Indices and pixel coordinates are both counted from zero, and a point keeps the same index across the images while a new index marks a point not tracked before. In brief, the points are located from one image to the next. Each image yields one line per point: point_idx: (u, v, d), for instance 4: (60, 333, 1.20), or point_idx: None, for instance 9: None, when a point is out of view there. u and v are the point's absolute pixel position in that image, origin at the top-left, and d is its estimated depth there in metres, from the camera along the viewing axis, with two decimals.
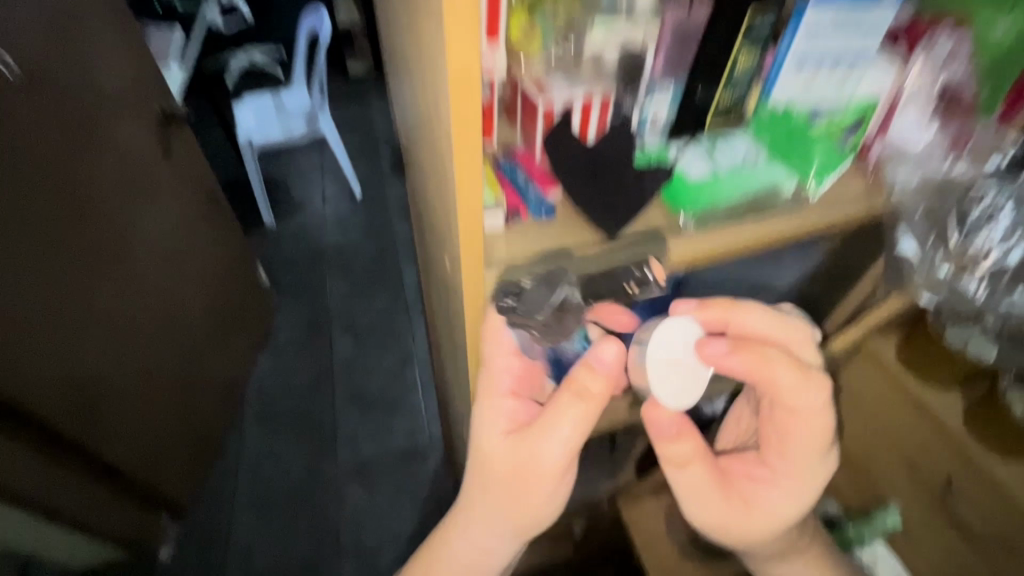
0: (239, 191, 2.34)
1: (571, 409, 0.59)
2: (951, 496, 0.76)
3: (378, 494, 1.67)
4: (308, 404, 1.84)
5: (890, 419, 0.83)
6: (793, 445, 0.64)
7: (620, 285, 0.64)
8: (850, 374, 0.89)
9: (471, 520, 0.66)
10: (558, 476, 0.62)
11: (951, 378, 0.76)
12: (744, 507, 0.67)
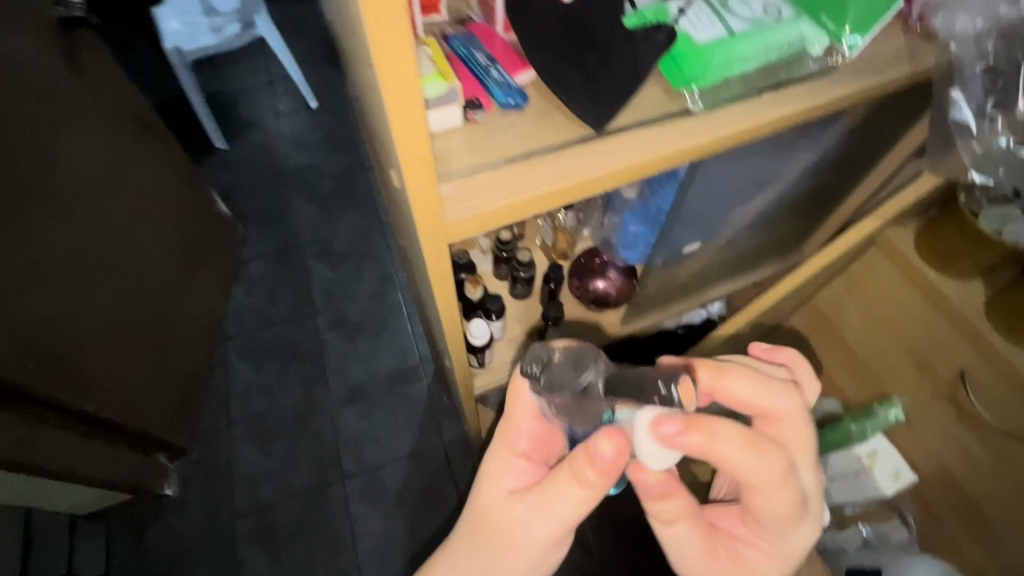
0: (177, 106, 2.04)
1: (568, 492, 0.53)
2: (962, 388, 0.72)
3: (375, 416, 1.61)
4: (289, 341, 1.71)
5: (901, 315, 0.78)
6: (782, 524, 0.53)
7: (641, 395, 0.51)
8: (862, 270, 0.82)
9: (446, 570, 0.61)
10: (541, 552, 0.57)
11: (971, 266, 0.70)
12: (728, 569, 0.57)
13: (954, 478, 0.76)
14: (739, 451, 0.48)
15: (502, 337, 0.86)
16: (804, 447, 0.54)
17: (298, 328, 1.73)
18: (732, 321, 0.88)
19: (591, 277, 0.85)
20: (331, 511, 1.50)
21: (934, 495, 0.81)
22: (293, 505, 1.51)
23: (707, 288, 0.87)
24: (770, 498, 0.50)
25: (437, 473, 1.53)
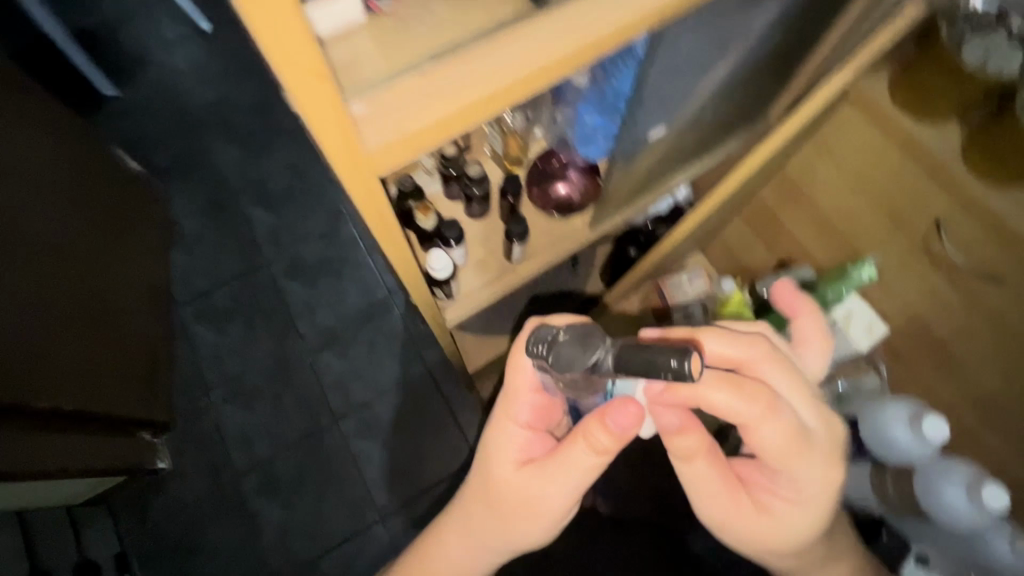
0: (41, 49, 1.72)
1: (577, 460, 0.60)
2: (936, 236, 0.70)
3: (354, 355, 1.57)
4: (247, 298, 1.61)
5: (872, 170, 0.75)
6: (795, 458, 0.55)
7: (650, 374, 0.46)
8: (836, 126, 0.77)
9: (468, 524, 0.71)
10: (556, 511, 0.65)
11: (949, 106, 0.64)
12: (755, 513, 0.60)
13: (927, 324, 0.78)
14: (724, 397, 0.52)
15: (465, 263, 0.79)
16: (796, 386, 0.57)
17: (252, 282, 1.62)
18: (702, 204, 0.84)
19: (551, 184, 0.78)
20: (331, 452, 1.49)
21: (905, 350, 0.83)
22: (292, 454, 1.50)
23: (674, 172, 0.83)
24: (766, 434, 0.53)
25: (429, 399, 1.53)
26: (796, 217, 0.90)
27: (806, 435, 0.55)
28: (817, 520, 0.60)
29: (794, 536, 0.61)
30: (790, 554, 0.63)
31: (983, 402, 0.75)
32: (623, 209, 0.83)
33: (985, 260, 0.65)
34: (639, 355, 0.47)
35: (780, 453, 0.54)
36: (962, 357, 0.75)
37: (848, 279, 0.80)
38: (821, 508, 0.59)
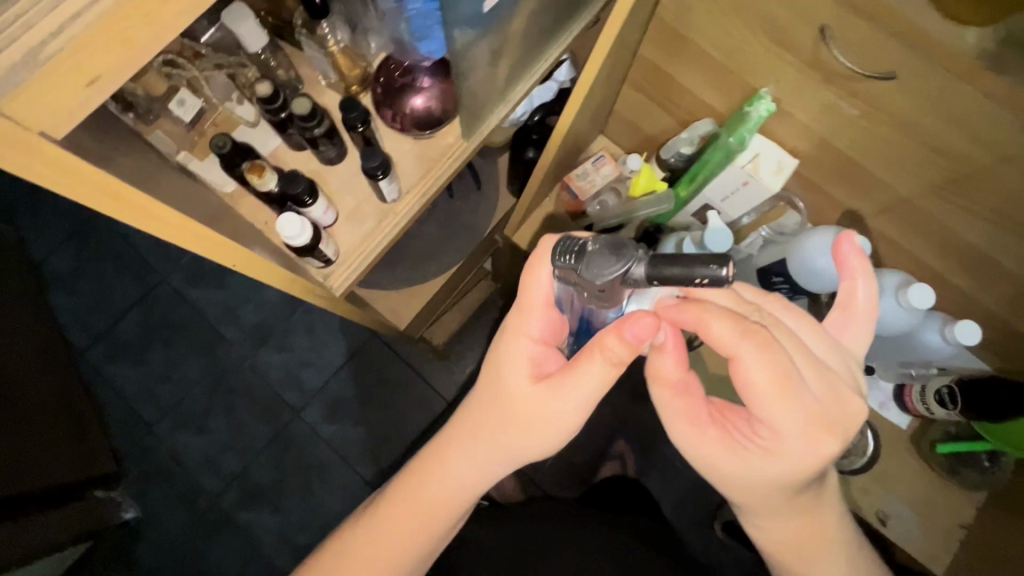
0: None
1: (594, 371, 0.55)
2: (824, 47, 0.61)
3: (293, 345, 1.44)
4: (153, 320, 1.44)
5: None
6: (781, 405, 0.52)
7: (688, 278, 0.45)
8: None
9: (472, 438, 0.64)
10: (567, 427, 0.60)
11: None
12: (726, 451, 0.56)
13: (838, 146, 0.73)
14: (723, 329, 0.51)
15: (333, 221, 0.67)
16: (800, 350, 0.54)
17: (154, 302, 1.45)
18: (581, 79, 0.74)
19: (404, 98, 0.67)
20: (300, 446, 1.40)
21: (826, 177, 0.79)
22: (260, 461, 1.40)
23: (532, 51, 0.69)
24: (752, 372, 0.51)
25: (389, 365, 1.44)
26: (684, 69, 0.81)
27: (797, 387, 0.52)
28: (786, 478, 0.56)
29: (759, 486, 0.57)
30: (750, 501, 0.60)
31: (909, 206, 0.72)
32: (484, 117, 0.70)
33: (878, 58, 0.58)
34: (675, 263, 0.46)
35: (762, 396, 0.52)
36: (880, 168, 0.71)
37: (749, 120, 0.75)
38: (795, 466, 0.55)
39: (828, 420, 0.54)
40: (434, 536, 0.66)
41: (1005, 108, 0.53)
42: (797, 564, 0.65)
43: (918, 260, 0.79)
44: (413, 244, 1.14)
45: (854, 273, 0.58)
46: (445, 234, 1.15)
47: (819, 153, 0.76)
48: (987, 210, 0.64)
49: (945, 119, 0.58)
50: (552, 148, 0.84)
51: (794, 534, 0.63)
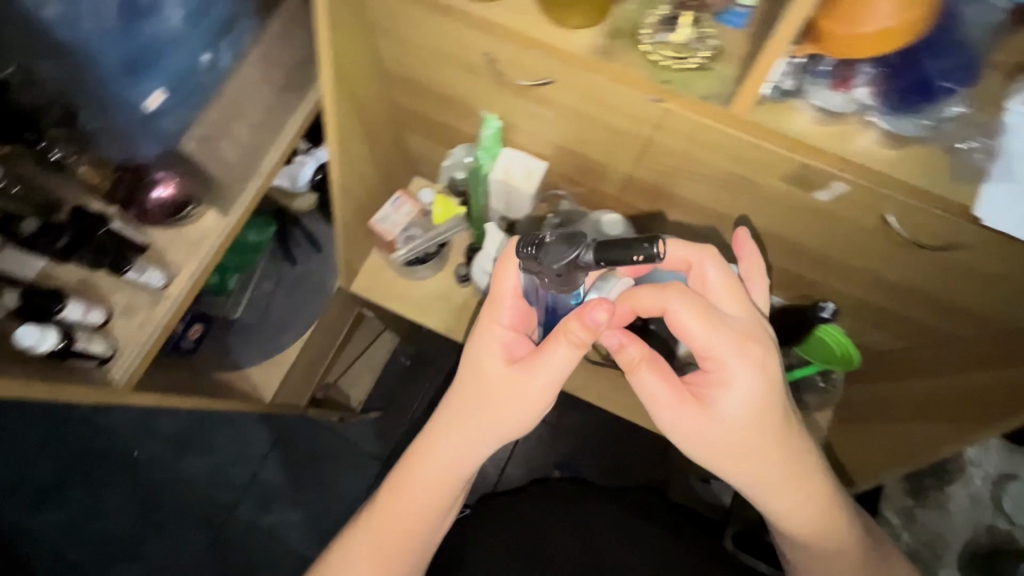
0: None
1: (556, 353, 0.60)
2: (499, 71, 0.71)
3: (213, 445, 1.43)
4: (65, 458, 1.40)
5: (418, 37, 0.72)
6: (712, 337, 0.60)
7: (628, 257, 0.50)
8: (374, 21, 0.73)
9: (456, 425, 0.67)
10: (538, 407, 0.64)
11: None
12: (700, 404, 0.62)
13: (571, 149, 0.82)
14: (647, 295, 0.60)
15: (109, 317, 0.71)
16: (727, 287, 0.63)
17: (62, 441, 1.41)
18: (330, 145, 0.80)
19: (144, 194, 0.71)
20: (239, 545, 1.37)
21: (583, 176, 0.88)
22: (203, 572, 1.36)
23: (266, 125, 0.76)
24: (684, 318, 0.59)
25: (313, 439, 1.45)
26: (434, 111, 0.89)
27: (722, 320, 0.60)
28: (754, 413, 0.61)
29: (743, 430, 0.62)
30: (745, 461, 0.63)
31: (646, 185, 0.81)
32: (234, 192, 0.76)
33: (535, 68, 0.68)
34: (615, 245, 0.51)
35: (702, 337, 0.60)
36: (610, 161, 0.80)
37: (484, 140, 0.82)
38: (761, 395, 0.61)
39: (767, 345, 0.61)
40: (425, 528, 0.69)
41: (627, 87, 0.63)
42: (812, 518, 0.67)
43: (680, 224, 0.87)
44: (279, 318, 1.18)
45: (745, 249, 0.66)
46: (305, 301, 1.20)
47: (566, 158, 0.85)
48: (682, 170, 0.73)
49: (604, 105, 0.68)
50: (342, 205, 0.91)
51: (799, 491, 0.65)
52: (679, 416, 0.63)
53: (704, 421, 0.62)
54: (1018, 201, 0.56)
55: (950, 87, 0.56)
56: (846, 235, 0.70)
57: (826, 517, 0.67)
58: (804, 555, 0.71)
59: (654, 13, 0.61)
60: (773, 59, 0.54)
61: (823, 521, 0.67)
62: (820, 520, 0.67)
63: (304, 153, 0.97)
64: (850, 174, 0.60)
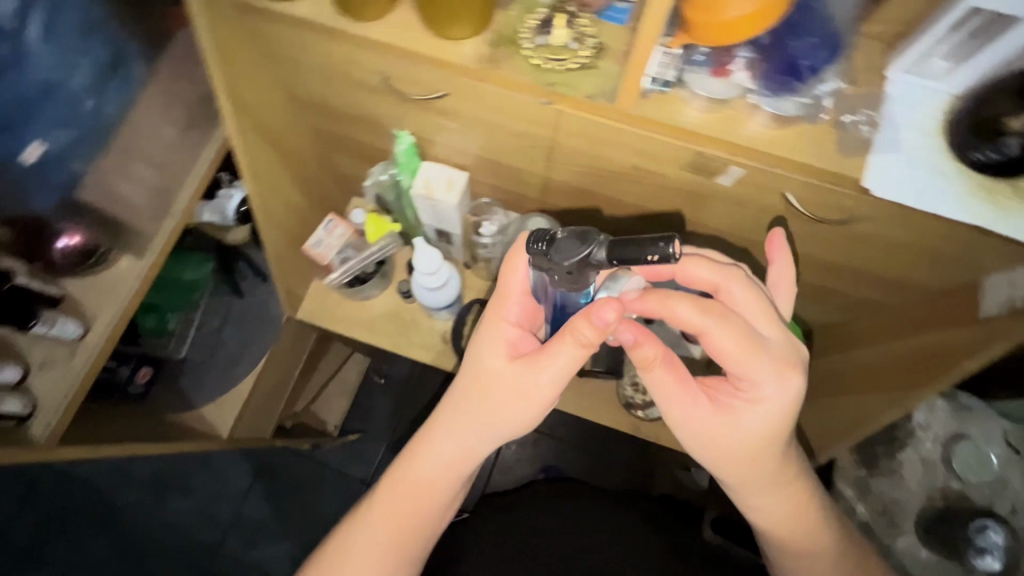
0: None
1: (563, 351, 0.58)
2: (397, 88, 0.71)
3: None
4: None
5: (315, 61, 0.72)
6: (750, 363, 0.57)
7: (641, 256, 0.46)
8: (268, 49, 0.74)
9: (458, 415, 0.66)
10: (538, 405, 0.63)
11: None
12: (715, 417, 0.60)
13: (488, 157, 0.82)
14: (686, 310, 0.55)
15: (25, 373, 0.70)
16: (763, 312, 0.59)
17: None
18: (246, 178, 0.80)
19: (48, 246, 0.70)
20: None
21: (507, 182, 0.88)
22: None
23: (173, 165, 0.76)
24: (721, 341, 0.56)
25: (293, 469, 1.42)
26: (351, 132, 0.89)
27: (760, 344, 0.57)
28: (767, 431, 0.60)
29: (751, 444, 0.61)
30: (743, 469, 0.62)
31: (566, 185, 0.82)
32: (145, 235, 0.75)
33: (428, 83, 0.68)
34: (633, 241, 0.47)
35: (741, 359, 0.56)
36: (526, 165, 0.80)
37: (400, 156, 0.82)
38: (781, 415, 0.59)
39: (799, 369, 0.59)
40: (422, 521, 0.68)
41: (516, 91, 0.63)
42: (790, 521, 0.66)
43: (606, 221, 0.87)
44: (229, 354, 1.17)
45: (776, 256, 0.61)
46: (254, 335, 1.19)
47: (485, 166, 0.85)
48: (593, 168, 0.73)
49: (502, 113, 0.68)
50: (268, 234, 0.90)
51: (788, 495, 0.65)
52: (692, 416, 0.60)
53: (717, 430, 0.60)
54: (903, 168, 0.58)
55: (814, 65, 0.56)
56: (759, 217, 0.71)
57: (807, 519, 0.67)
58: (779, 554, 0.69)
59: (532, 17, 0.62)
60: (646, 52, 0.54)
61: (804, 522, 0.67)
62: (804, 521, 0.67)
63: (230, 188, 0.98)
64: (745, 158, 0.60)
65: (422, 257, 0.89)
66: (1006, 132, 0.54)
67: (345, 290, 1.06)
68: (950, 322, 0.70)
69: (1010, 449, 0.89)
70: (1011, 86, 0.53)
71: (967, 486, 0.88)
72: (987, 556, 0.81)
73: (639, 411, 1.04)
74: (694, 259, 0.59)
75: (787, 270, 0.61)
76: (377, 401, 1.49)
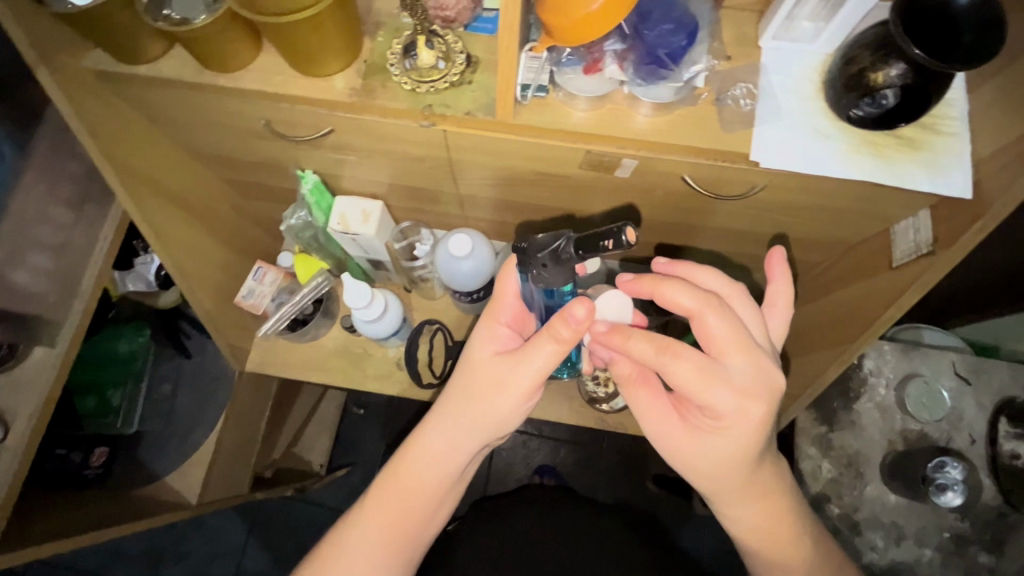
0: None
1: (542, 352, 0.55)
2: (282, 135, 0.70)
3: (187, 551, 1.41)
4: None
5: (195, 117, 0.71)
6: (706, 396, 0.50)
7: (602, 243, 0.46)
8: (145, 110, 0.72)
9: (447, 410, 0.61)
10: (520, 405, 0.59)
11: (152, 49, 0.63)
12: (685, 438, 0.55)
13: (396, 184, 0.81)
14: (643, 348, 0.50)
15: None
16: (737, 341, 0.50)
17: None
18: (150, 240, 0.76)
19: None
20: None
21: (424, 203, 0.87)
22: None
23: (71, 246, 0.75)
24: (680, 377, 0.50)
25: (285, 514, 1.43)
26: (257, 179, 0.87)
27: (721, 376, 0.50)
28: (739, 453, 0.53)
29: (721, 467, 0.55)
30: (713, 484, 0.57)
31: (481, 199, 0.81)
32: (56, 321, 0.72)
33: (308, 124, 0.67)
34: (590, 235, 0.48)
35: (696, 392, 0.50)
36: (435, 186, 0.79)
37: (308, 195, 0.81)
38: (750, 440, 0.52)
39: (768, 399, 0.51)
40: (414, 521, 0.63)
41: (396, 118, 0.61)
42: (767, 533, 0.60)
43: (531, 224, 0.87)
44: (188, 417, 1.06)
45: (776, 275, 0.56)
46: (212, 394, 1.08)
47: (397, 192, 0.84)
48: (497, 179, 0.73)
49: (391, 143, 0.67)
50: (194, 294, 0.85)
51: (765, 507, 0.59)
52: (661, 432, 0.56)
53: (687, 448, 0.55)
54: (784, 136, 0.58)
55: (676, 50, 0.57)
56: (668, 204, 0.71)
57: (785, 529, 0.60)
58: (759, 563, 0.63)
59: (397, 42, 0.62)
60: (510, 64, 0.53)
61: (784, 533, 0.61)
62: (783, 531, 0.61)
63: (146, 255, 1.06)
64: (633, 150, 0.59)
65: (352, 293, 0.87)
66: (877, 87, 0.54)
67: (290, 334, 1.03)
68: (870, 273, 0.70)
69: (961, 381, 0.91)
70: (870, 41, 0.53)
71: (923, 425, 0.89)
72: (948, 492, 0.84)
73: (604, 404, 1.01)
74: (670, 283, 0.50)
75: (784, 288, 0.56)
76: (358, 433, 1.48)
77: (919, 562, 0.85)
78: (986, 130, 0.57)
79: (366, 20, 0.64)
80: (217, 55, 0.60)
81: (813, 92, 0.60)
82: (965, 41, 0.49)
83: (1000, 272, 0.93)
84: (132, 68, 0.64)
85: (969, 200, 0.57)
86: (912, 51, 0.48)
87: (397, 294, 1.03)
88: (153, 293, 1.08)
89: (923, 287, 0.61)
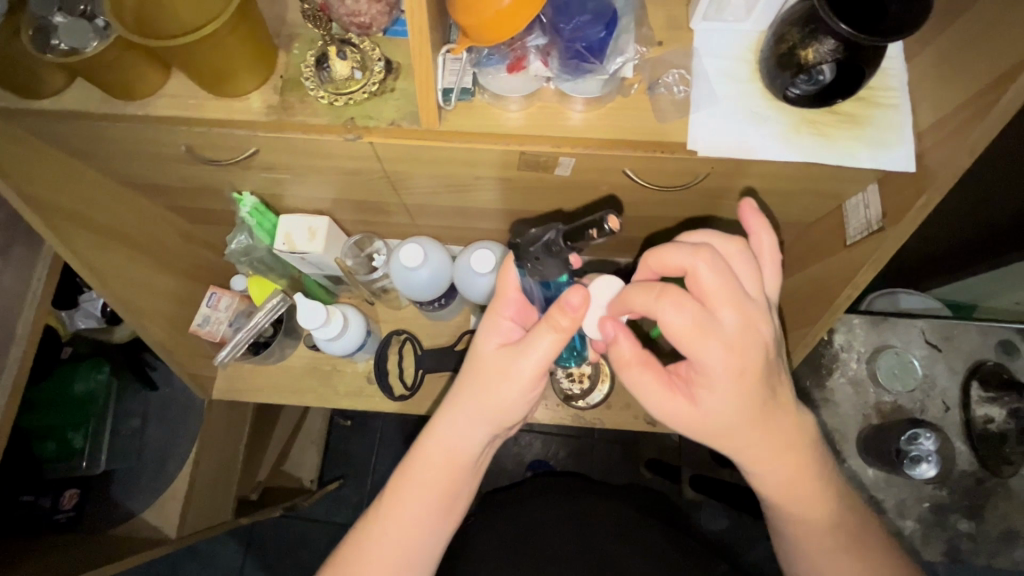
0: None
1: (542, 342, 0.52)
2: (210, 160, 0.67)
3: None
4: None
5: (113, 147, 0.67)
6: (698, 348, 0.44)
7: (583, 233, 0.47)
8: (60, 142, 0.68)
9: (458, 408, 0.57)
10: (525, 396, 0.55)
11: (54, 85, 0.60)
12: (677, 405, 0.48)
13: (339, 200, 0.78)
14: (637, 298, 0.46)
15: None
16: (731, 289, 0.44)
17: None
18: (87, 275, 0.71)
19: None
20: None
21: (371, 215, 0.84)
22: None
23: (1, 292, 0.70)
24: (673, 325, 0.44)
25: (281, 533, 1.41)
26: (193, 204, 0.84)
27: (712, 330, 0.43)
28: (741, 411, 0.47)
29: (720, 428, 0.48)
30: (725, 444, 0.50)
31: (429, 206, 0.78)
32: None
33: (233, 147, 0.63)
34: (577, 228, 0.48)
35: (686, 344, 0.44)
36: (379, 198, 0.76)
37: (247, 218, 0.77)
38: (746, 396, 0.46)
39: (756, 353, 0.45)
40: (432, 528, 0.59)
41: (318, 135, 0.58)
42: (796, 489, 0.54)
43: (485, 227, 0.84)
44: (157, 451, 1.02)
45: (755, 228, 0.49)
46: (181, 424, 1.04)
47: (342, 207, 0.81)
48: (437, 185, 0.70)
49: (324, 159, 0.65)
50: (146, 326, 0.82)
51: (782, 466, 0.51)
52: (653, 402, 0.49)
53: (683, 413, 0.48)
54: (722, 122, 0.56)
55: (600, 42, 0.54)
56: (615, 199, 0.69)
57: (805, 484, 0.53)
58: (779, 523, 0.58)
59: (310, 55, 0.59)
60: (425, 69, 0.50)
61: (806, 489, 0.54)
62: (806, 487, 0.53)
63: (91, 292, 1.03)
64: (569, 148, 0.57)
65: (308, 313, 0.84)
66: (809, 64, 0.51)
67: (254, 358, 1.00)
68: (828, 253, 0.68)
69: (932, 348, 0.90)
70: (799, 17, 0.50)
71: (897, 396, 0.88)
72: (922, 464, 0.82)
73: (581, 402, 0.98)
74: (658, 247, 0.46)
75: (767, 239, 0.49)
76: (345, 445, 1.46)
77: (902, 533, 0.85)
78: (926, 99, 0.55)
79: (280, 34, 0.61)
80: (122, 84, 0.57)
81: (749, 73, 0.58)
82: (891, 13, 0.47)
83: (962, 235, 0.92)
84: (35, 102, 0.60)
85: (913, 173, 0.55)
86: (838, 27, 0.46)
87: (360, 308, 1.01)
88: (106, 328, 1.06)
89: (875, 267, 0.59)
